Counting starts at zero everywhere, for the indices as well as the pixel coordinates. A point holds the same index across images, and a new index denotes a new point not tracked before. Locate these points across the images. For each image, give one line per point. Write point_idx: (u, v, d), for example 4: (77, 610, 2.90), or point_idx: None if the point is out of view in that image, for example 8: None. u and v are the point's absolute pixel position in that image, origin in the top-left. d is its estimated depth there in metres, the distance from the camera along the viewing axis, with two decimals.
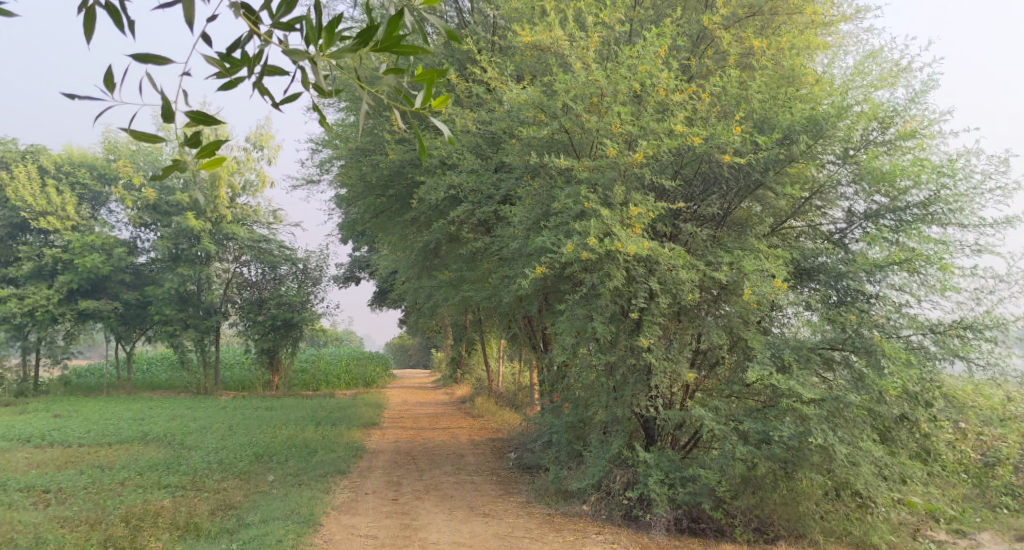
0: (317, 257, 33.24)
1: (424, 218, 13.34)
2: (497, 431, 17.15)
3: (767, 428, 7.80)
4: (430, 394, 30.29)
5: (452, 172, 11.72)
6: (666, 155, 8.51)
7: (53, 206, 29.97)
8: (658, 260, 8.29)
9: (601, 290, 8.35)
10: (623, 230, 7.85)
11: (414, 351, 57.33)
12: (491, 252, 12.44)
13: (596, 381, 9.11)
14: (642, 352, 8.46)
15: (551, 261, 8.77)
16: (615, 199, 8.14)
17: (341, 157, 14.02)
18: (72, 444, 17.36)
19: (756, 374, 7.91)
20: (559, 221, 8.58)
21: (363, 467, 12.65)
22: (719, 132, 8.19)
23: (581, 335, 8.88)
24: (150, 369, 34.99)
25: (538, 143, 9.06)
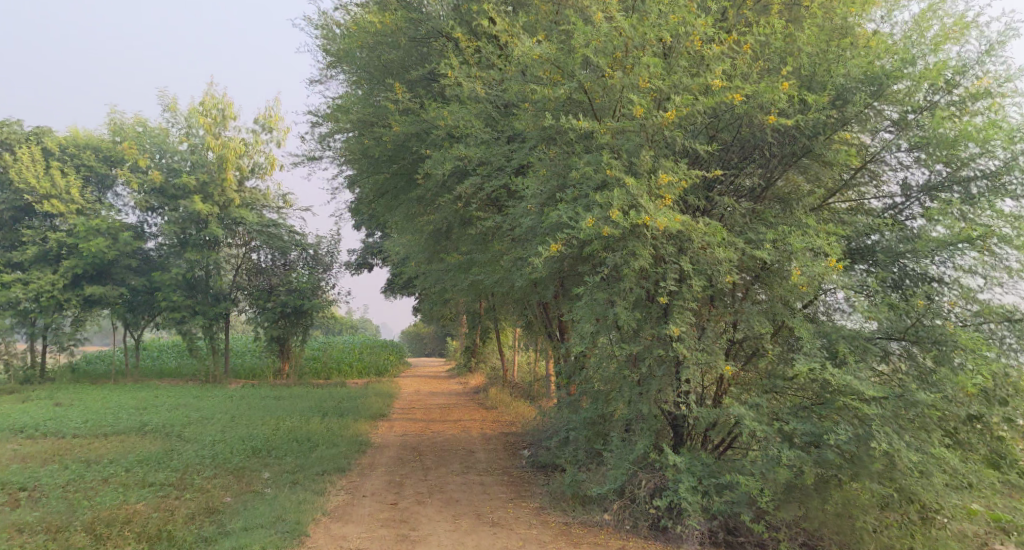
0: (328, 243, 32.40)
1: (431, 197, 12.40)
2: (511, 425, 16.24)
3: (819, 430, 6.94)
4: (444, 384, 29.46)
5: (460, 143, 10.77)
6: (701, 117, 7.56)
7: (58, 189, 29.28)
8: (690, 237, 7.31)
9: (625, 271, 7.35)
10: (652, 201, 6.87)
11: (430, 339, 56.37)
12: (503, 232, 11.51)
13: (619, 374, 8.15)
14: (671, 342, 7.47)
15: (569, 238, 7.82)
16: (642, 167, 7.19)
17: (342, 131, 13.12)
18: (66, 435, 16.62)
19: (805, 367, 6.96)
20: (577, 193, 7.64)
21: (365, 463, 11.77)
22: (765, 90, 7.31)
23: (601, 322, 7.92)
24: (159, 356, 34.36)
25: (553, 105, 8.10)
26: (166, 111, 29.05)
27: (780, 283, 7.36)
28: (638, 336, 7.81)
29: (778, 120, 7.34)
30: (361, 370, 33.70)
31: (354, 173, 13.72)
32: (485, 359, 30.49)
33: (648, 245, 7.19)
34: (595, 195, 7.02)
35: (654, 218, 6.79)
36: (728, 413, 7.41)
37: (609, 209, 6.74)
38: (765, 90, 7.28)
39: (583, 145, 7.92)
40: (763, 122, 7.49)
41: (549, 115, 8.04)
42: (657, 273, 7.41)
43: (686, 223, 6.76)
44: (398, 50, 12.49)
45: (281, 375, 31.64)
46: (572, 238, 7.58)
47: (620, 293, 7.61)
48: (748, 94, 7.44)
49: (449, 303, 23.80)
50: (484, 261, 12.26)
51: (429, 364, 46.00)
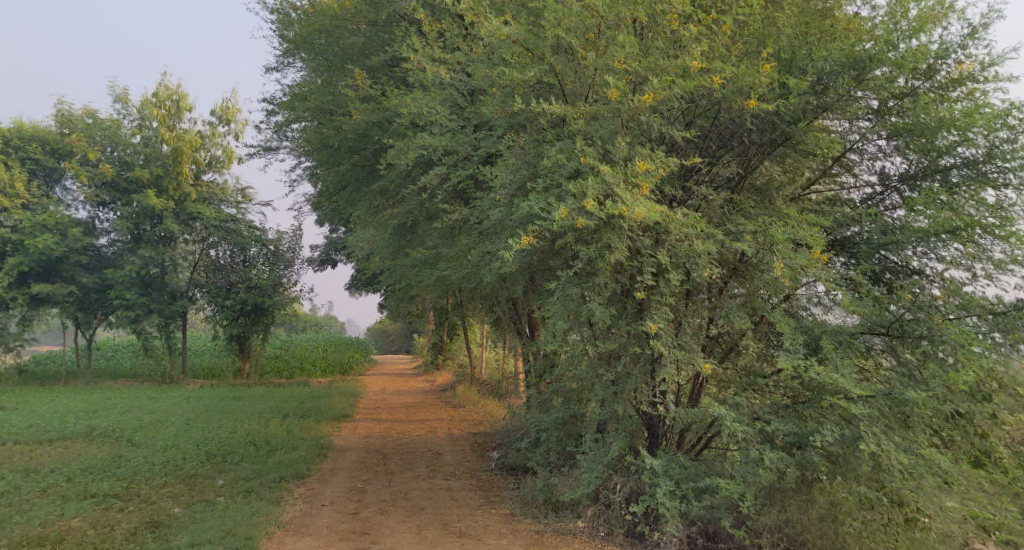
0: (289, 239, 31.63)
1: (393, 189, 11.91)
2: (478, 424, 15.81)
3: (802, 431, 6.67)
4: (409, 382, 28.91)
5: (423, 132, 10.30)
6: (677, 102, 7.28)
7: (3, 184, 28.17)
8: (668, 229, 6.94)
9: (600, 265, 6.93)
10: (628, 191, 6.51)
11: (396, 336, 55.53)
12: (470, 225, 11.10)
13: (592, 373, 7.78)
14: (648, 339, 7.08)
15: (540, 230, 7.43)
16: (618, 155, 6.89)
17: (299, 121, 12.57)
18: (9, 442, 15.84)
19: (789, 365, 6.67)
20: (549, 182, 7.28)
21: (325, 468, 11.27)
22: (745, 73, 7.08)
23: (574, 319, 7.51)
24: (113, 356, 33.31)
25: (523, 89, 7.71)
26: (119, 102, 28.08)
27: (761, 277, 7.05)
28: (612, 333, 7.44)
29: (758, 105, 7.11)
30: (324, 369, 32.98)
31: (313, 165, 13.19)
32: (451, 356, 29.99)
33: (623, 237, 6.82)
34: (568, 185, 6.66)
35: (630, 208, 6.44)
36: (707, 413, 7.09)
37: (584, 199, 6.35)
38: (745, 74, 7.07)
39: (554, 133, 7.57)
40: (743, 107, 7.24)
41: (517, 100, 7.66)
42: (634, 267, 7.04)
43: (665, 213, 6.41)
44: (359, 35, 11.99)
45: (241, 375, 30.80)
46: (543, 229, 7.20)
47: (593, 288, 7.23)
48: (727, 78, 7.22)
49: (414, 300, 23.28)
50: (450, 255, 11.83)
51: (394, 361, 45.29)
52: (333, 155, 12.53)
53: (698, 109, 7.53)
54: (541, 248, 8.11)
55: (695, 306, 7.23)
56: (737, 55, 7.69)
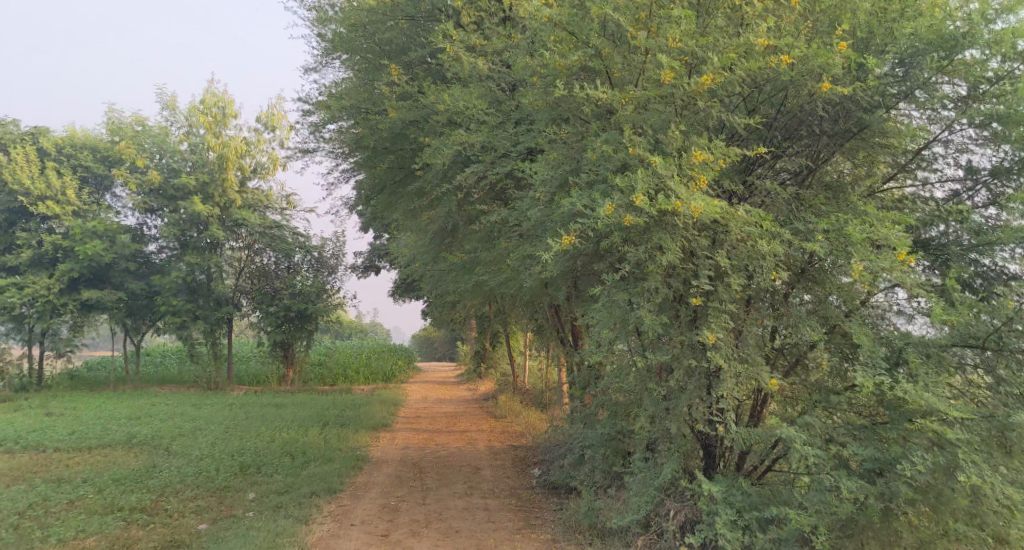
0: (333, 246, 31.38)
1: (431, 191, 11.43)
2: (521, 436, 15.22)
3: (885, 457, 6.02)
4: (453, 390, 28.44)
5: (460, 129, 9.81)
6: (739, 87, 6.87)
7: (53, 191, 28.48)
8: (727, 228, 6.39)
9: (649, 267, 6.39)
10: (683, 184, 6.11)
11: (441, 344, 55.07)
12: (510, 228, 10.62)
13: (642, 386, 7.23)
14: (704, 350, 6.49)
15: (584, 229, 6.94)
16: (672, 146, 6.46)
17: (335, 121, 12.16)
18: (49, 449, 15.72)
19: (872, 383, 6.04)
20: (595, 174, 7.02)
21: (359, 482, 10.79)
22: (818, 53, 6.45)
23: (622, 328, 7.01)
24: (161, 362, 33.44)
25: (567, 77, 7.49)
26: (166, 109, 28.19)
27: (831, 282, 6.51)
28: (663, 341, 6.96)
29: (832, 88, 6.50)
30: (368, 376, 32.63)
31: (351, 168, 12.77)
32: (495, 364, 29.43)
33: (678, 237, 6.32)
34: (616, 177, 6.33)
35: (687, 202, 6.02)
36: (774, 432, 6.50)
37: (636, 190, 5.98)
38: (818, 55, 6.45)
39: (600, 124, 7.25)
40: (813, 91, 6.65)
41: (560, 88, 7.26)
42: (689, 270, 6.52)
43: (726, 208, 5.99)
44: (395, 30, 11.55)
45: (285, 382, 30.67)
46: (588, 230, 6.78)
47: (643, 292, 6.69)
48: (797, 59, 6.60)
49: (457, 306, 22.78)
50: (490, 260, 11.32)
51: (438, 369, 44.84)
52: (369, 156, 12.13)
53: (763, 96, 7.00)
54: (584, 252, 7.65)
55: (756, 315, 6.64)
56: (803, 34, 7.05)
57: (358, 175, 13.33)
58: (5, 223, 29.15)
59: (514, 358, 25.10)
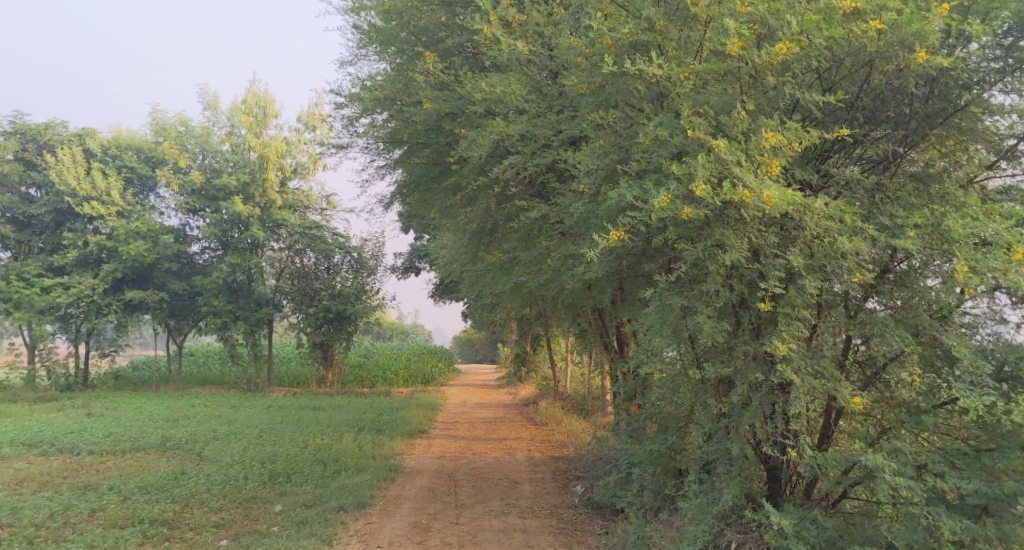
0: (373, 246, 30.80)
1: (469, 188, 10.87)
2: (563, 446, 14.56)
3: (994, 491, 5.60)
4: (493, 394, 27.84)
5: (499, 119, 9.30)
6: (817, 63, 6.82)
7: (98, 191, 28.53)
8: (800, 222, 5.99)
9: (710, 268, 6.06)
10: (750, 171, 5.78)
11: (480, 345, 54.35)
12: (551, 226, 10.02)
13: (698, 397, 6.91)
14: (775, 362, 6.09)
15: (635, 225, 6.49)
16: (736, 127, 6.18)
17: (370, 114, 11.63)
18: (82, 452, 15.45)
19: (982, 404, 5.67)
20: (648, 162, 6.68)
21: (391, 495, 10.22)
22: (912, 21, 6.30)
23: (677, 335, 6.55)
24: (204, 363, 33.34)
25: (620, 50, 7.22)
26: (207, 109, 28.00)
27: (919, 285, 6.10)
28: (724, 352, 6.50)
29: (927, 58, 6.34)
30: (407, 379, 32.10)
31: (387, 164, 12.23)
32: (537, 368, 28.75)
33: (744, 234, 5.98)
34: (673, 165, 5.99)
35: (756, 192, 5.72)
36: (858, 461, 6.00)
37: (697, 180, 5.69)
38: (915, 22, 6.28)
39: (653, 108, 7.02)
40: (903, 63, 6.51)
41: (612, 65, 6.95)
42: (755, 270, 6.14)
43: (800, 197, 5.68)
44: (430, 17, 10.97)
45: (324, 384, 30.34)
46: (639, 224, 6.25)
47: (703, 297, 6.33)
48: (887, 25, 6.44)
49: (498, 309, 22.17)
50: (529, 259, 10.71)
51: (478, 372, 44.11)
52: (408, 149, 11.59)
53: (841, 69, 6.86)
54: (633, 253, 7.11)
55: (833, 322, 6.29)
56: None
57: (395, 172, 12.79)
58: (51, 223, 29.31)
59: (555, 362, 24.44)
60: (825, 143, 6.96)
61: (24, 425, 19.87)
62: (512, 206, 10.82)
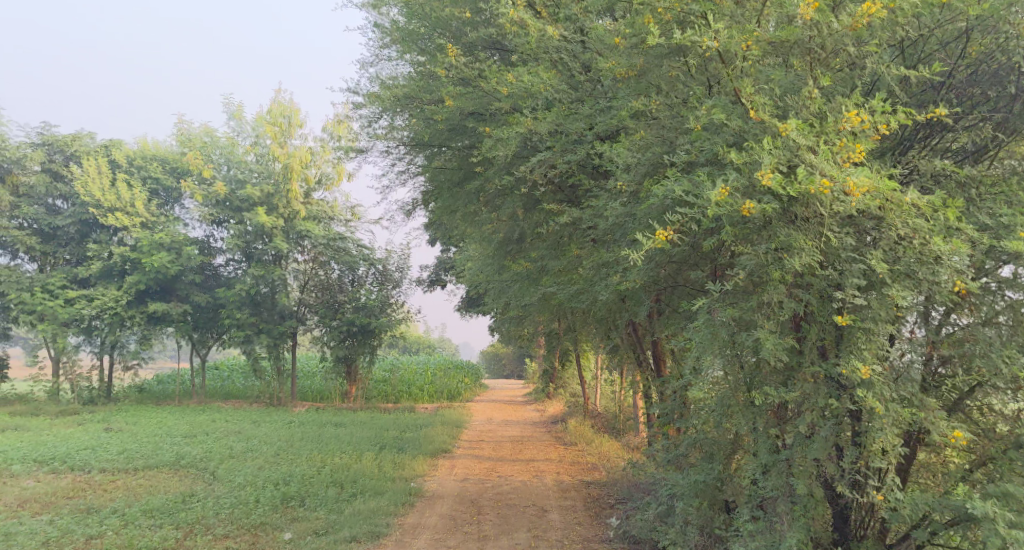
0: (398, 258, 30.22)
1: (494, 189, 10.30)
2: (592, 469, 13.81)
3: None
4: (520, 410, 27.08)
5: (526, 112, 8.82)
6: (909, 31, 7.08)
7: (122, 202, 28.15)
8: (884, 223, 6.01)
9: (775, 274, 6.05)
10: (823, 154, 5.97)
11: (506, 358, 53.29)
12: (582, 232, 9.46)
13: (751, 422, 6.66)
14: (855, 388, 6.08)
15: (684, 224, 6.44)
16: (807, 108, 6.38)
17: (390, 117, 11.03)
18: (94, 470, 14.83)
19: None
20: (699, 153, 6.81)
21: (409, 524, 9.55)
22: None
23: (728, 352, 6.38)
24: (228, 376, 32.71)
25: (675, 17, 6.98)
26: (232, 119, 27.60)
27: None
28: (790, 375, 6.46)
29: None
30: (432, 395, 31.28)
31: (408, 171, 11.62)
32: (565, 385, 27.83)
33: (816, 235, 6.03)
34: (736, 155, 6.14)
35: (835, 181, 5.85)
36: (950, 504, 6.11)
37: (765, 168, 5.85)
38: None
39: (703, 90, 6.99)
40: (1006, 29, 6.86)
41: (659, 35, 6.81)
42: (826, 279, 6.18)
43: (888, 186, 5.86)
44: (452, 10, 10.37)
45: (348, 398, 29.69)
46: (688, 221, 6.23)
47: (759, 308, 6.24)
48: None
49: (526, 322, 21.41)
50: (559, 269, 10.10)
51: (505, 387, 42.98)
52: (432, 150, 11.01)
53: (932, 42, 7.18)
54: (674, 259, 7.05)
55: (926, 341, 6.39)
56: None
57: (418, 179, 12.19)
58: (76, 235, 29.08)
59: (584, 378, 23.62)
60: (905, 132, 7.15)
61: (40, 439, 19.36)
62: (540, 213, 10.26)
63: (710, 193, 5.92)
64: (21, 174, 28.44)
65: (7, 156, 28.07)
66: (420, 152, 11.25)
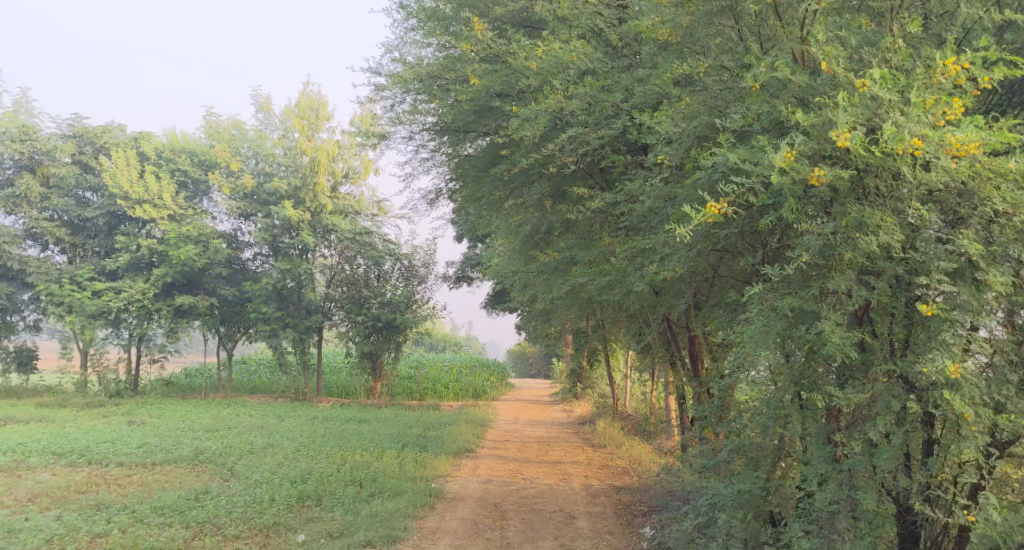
0: (424, 254, 29.69)
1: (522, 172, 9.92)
2: (623, 474, 13.23)
3: None
4: (547, 411, 26.46)
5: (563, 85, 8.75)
6: None
7: (150, 194, 27.87)
8: (976, 197, 5.81)
9: (848, 254, 5.87)
10: (912, 108, 5.82)
11: (535, 357, 52.53)
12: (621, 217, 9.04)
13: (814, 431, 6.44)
14: (938, 388, 5.75)
15: (741, 197, 6.41)
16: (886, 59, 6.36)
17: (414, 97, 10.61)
18: (111, 464, 14.44)
19: None
20: (756, 116, 6.76)
21: (429, 528, 9.05)
22: None
23: (786, 344, 6.27)
24: (254, 370, 32.36)
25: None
26: (260, 111, 27.29)
27: None
28: (856, 374, 6.22)
29: None
30: (458, 393, 30.68)
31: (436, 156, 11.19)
32: (593, 385, 27.10)
33: (892, 209, 5.88)
34: (803, 117, 6.02)
35: (929, 140, 5.72)
36: None
37: (840, 127, 5.77)
38: None
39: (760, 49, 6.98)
40: None
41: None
42: (906, 268, 5.91)
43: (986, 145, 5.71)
44: None
45: (373, 395, 29.25)
46: (746, 193, 6.28)
47: (824, 290, 6.09)
48: None
49: (554, 319, 20.77)
50: (589, 259, 9.60)
51: (532, 387, 42.12)
52: (460, 133, 10.61)
53: None
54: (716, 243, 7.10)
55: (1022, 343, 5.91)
56: None
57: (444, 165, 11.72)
58: (105, 227, 28.96)
59: (614, 378, 22.93)
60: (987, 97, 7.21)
61: (60, 430, 19.04)
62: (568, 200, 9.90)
63: (776, 154, 5.87)
64: (52, 165, 28.15)
65: (37, 147, 27.85)
66: (446, 136, 10.85)
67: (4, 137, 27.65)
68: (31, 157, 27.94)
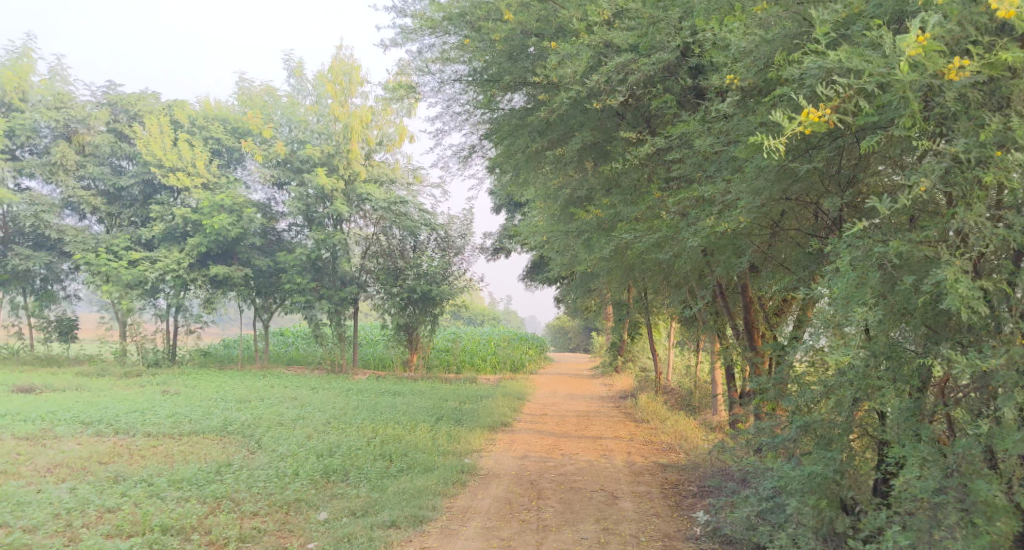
0: (460, 225, 28.94)
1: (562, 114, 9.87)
2: (669, 451, 12.52)
3: None
4: (587, 385, 25.73)
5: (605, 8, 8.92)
6: None
7: (183, 162, 26.80)
8: None
9: (986, 177, 5.54)
10: None
11: (574, 330, 51.70)
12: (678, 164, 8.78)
13: (910, 395, 6.25)
14: None
15: (846, 100, 6.01)
16: None
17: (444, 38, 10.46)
18: (138, 433, 13.86)
19: None
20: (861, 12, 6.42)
21: (459, 508, 8.40)
22: None
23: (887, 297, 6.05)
24: (290, 342, 31.96)
25: None
26: (291, 77, 26.75)
27: None
28: (976, 337, 5.87)
29: None
30: (495, 366, 30.03)
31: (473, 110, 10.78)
32: (635, 359, 26.30)
33: None
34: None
35: None
36: None
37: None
38: None
39: None
40: None
41: None
42: None
43: None
44: None
45: (408, 367, 28.71)
46: (852, 94, 5.91)
47: (933, 231, 5.88)
48: None
49: (594, 288, 20.05)
50: (635, 216, 9.12)
51: (570, 362, 41.18)
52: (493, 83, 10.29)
53: None
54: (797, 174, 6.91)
55: None
56: None
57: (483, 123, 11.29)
58: (140, 197, 28.15)
59: (656, 352, 22.16)
60: None
61: (90, 398, 18.54)
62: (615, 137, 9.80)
63: (906, 39, 5.47)
64: (87, 133, 27.19)
65: (73, 115, 26.94)
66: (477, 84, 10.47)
67: (40, 105, 26.79)
68: (67, 125, 27.00)
